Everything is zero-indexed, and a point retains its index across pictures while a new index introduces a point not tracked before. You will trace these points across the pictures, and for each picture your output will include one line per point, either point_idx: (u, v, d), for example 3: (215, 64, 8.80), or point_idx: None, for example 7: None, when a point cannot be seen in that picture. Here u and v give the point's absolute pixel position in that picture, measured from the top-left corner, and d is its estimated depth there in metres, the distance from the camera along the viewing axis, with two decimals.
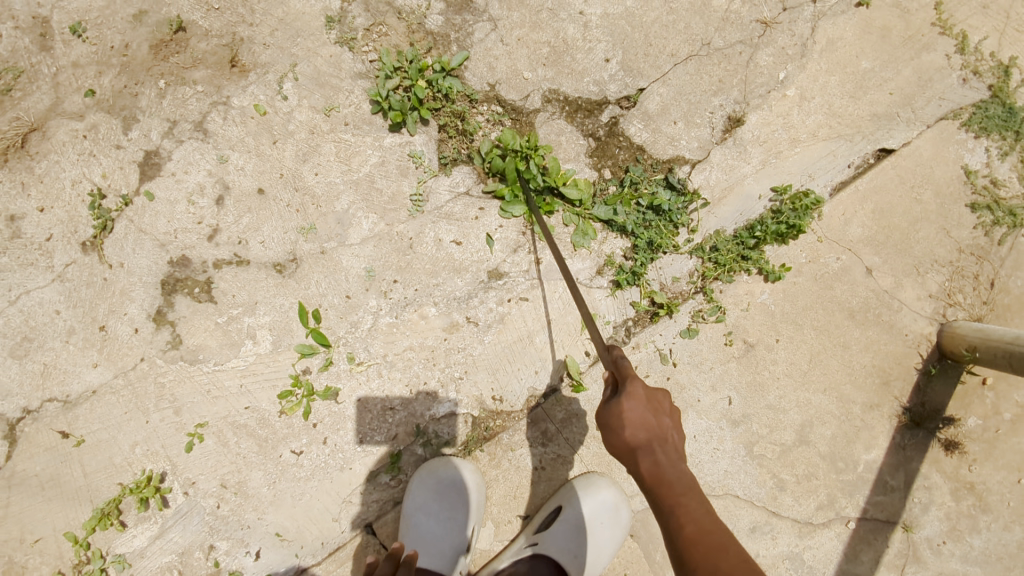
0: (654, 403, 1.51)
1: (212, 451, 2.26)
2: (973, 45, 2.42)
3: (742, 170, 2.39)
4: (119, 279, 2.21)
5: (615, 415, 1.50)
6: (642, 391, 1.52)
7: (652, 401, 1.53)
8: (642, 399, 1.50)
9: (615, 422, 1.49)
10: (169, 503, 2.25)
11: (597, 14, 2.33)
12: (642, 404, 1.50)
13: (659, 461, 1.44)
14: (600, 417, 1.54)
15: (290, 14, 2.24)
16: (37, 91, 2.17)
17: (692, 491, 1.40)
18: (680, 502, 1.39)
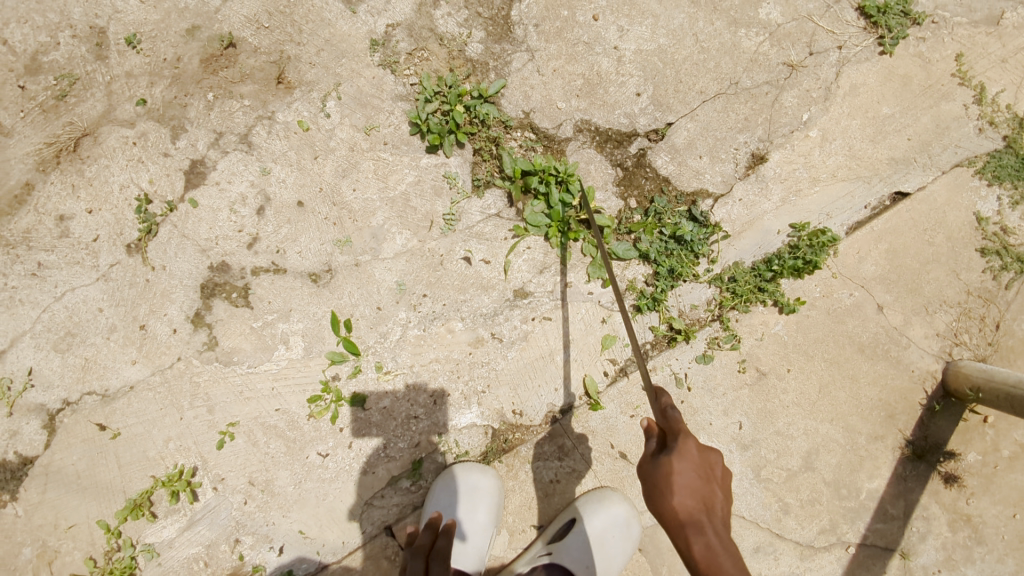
0: (703, 466, 1.56)
1: (242, 450, 2.35)
2: (991, 96, 2.50)
3: (762, 206, 2.49)
4: (161, 281, 2.30)
5: (666, 475, 1.55)
6: (693, 455, 1.58)
7: (702, 467, 1.58)
8: (692, 462, 1.56)
9: (664, 482, 1.54)
10: (198, 498, 2.34)
11: (631, 49, 2.40)
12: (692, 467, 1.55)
13: (709, 540, 1.45)
14: (647, 480, 1.59)
15: (336, 35, 2.31)
16: (91, 97, 2.24)
17: (743, 570, 1.40)
18: (727, 574, 1.40)
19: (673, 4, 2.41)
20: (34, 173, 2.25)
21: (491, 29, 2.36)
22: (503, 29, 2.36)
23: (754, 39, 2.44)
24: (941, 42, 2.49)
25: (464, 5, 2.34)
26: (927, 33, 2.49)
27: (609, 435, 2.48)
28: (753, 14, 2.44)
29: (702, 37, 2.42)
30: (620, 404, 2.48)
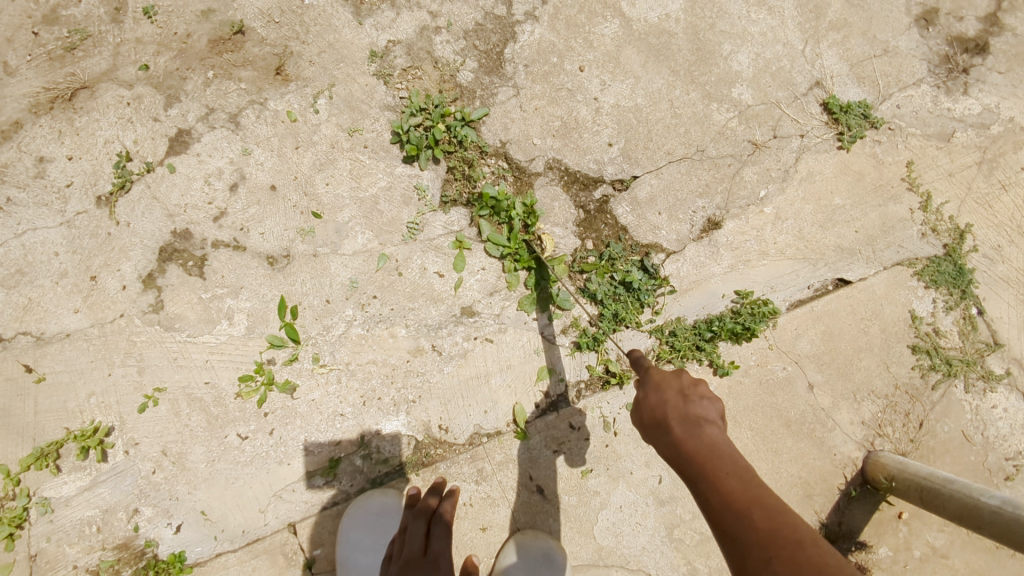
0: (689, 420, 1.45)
1: (162, 418, 2.35)
2: (935, 206, 2.68)
3: (711, 269, 2.61)
4: (122, 236, 2.36)
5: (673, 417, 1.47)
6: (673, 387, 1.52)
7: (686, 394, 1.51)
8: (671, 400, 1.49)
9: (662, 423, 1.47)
10: (107, 459, 2.32)
11: (609, 102, 2.56)
12: (669, 393, 1.52)
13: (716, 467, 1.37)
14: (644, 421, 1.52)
15: (339, 41, 2.45)
16: (97, 54, 2.35)
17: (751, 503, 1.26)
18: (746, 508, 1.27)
19: (655, 68, 2.58)
20: (26, 113, 2.33)
21: (484, 61, 2.51)
22: (494, 63, 2.51)
23: (724, 114, 2.61)
24: (895, 147, 2.67)
25: (463, 35, 2.50)
26: (883, 137, 2.67)
27: (530, 466, 2.50)
28: (727, 90, 2.61)
29: (676, 103, 2.59)
30: (545, 438, 2.52)
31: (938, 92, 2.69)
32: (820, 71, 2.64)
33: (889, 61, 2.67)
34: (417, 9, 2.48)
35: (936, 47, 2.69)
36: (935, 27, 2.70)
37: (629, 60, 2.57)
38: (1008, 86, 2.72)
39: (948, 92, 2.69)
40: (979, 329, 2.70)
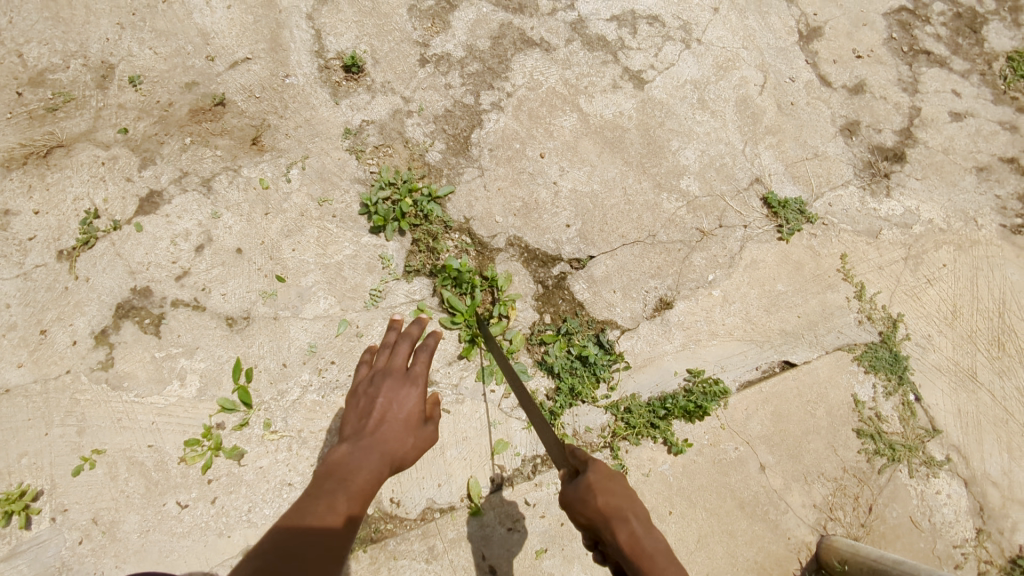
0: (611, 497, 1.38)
1: (97, 483, 2.23)
2: (869, 295, 2.87)
3: (663, 347, 2.69)
4: (79, 291, 2.34)
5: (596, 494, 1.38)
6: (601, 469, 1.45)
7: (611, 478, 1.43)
8: (603, 471, 1.44)
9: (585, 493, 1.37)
10: (31, 526, 2.17)
11: (568, 187, 2.74)
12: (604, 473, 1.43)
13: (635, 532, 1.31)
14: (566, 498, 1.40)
15: (316, 117, 2.60)
16: (78, 116, 2.44)
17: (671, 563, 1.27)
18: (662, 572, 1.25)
19: (609, 158, 2.79)
20: None
21: (451, 143, 2.68)
22: (461, 146, 2.69)
23: (673, 203, 2.81)
24: (829, 240, 2.90)
25: (433, 120, 2.68)
26: (818, 230, 2.90)
27: (483, 545, 2.41)
28: (675, 182, 2.83)
29: (629, 191, 2.78)
30: (500, 514, 2.45)
31: (864, 193, 2.96)
32: (759, 169, 2.90)
33: (819, 164, 2.95)
34: (392, 94, 2.67)
35: (859, 154, 2.99)
36: (858, 137, 3.01)
37: (586, 150, 2.78)
38: (925, 191, 3.01)
39: (873, 194, 2.97)
40: (917, 415, 2.81)
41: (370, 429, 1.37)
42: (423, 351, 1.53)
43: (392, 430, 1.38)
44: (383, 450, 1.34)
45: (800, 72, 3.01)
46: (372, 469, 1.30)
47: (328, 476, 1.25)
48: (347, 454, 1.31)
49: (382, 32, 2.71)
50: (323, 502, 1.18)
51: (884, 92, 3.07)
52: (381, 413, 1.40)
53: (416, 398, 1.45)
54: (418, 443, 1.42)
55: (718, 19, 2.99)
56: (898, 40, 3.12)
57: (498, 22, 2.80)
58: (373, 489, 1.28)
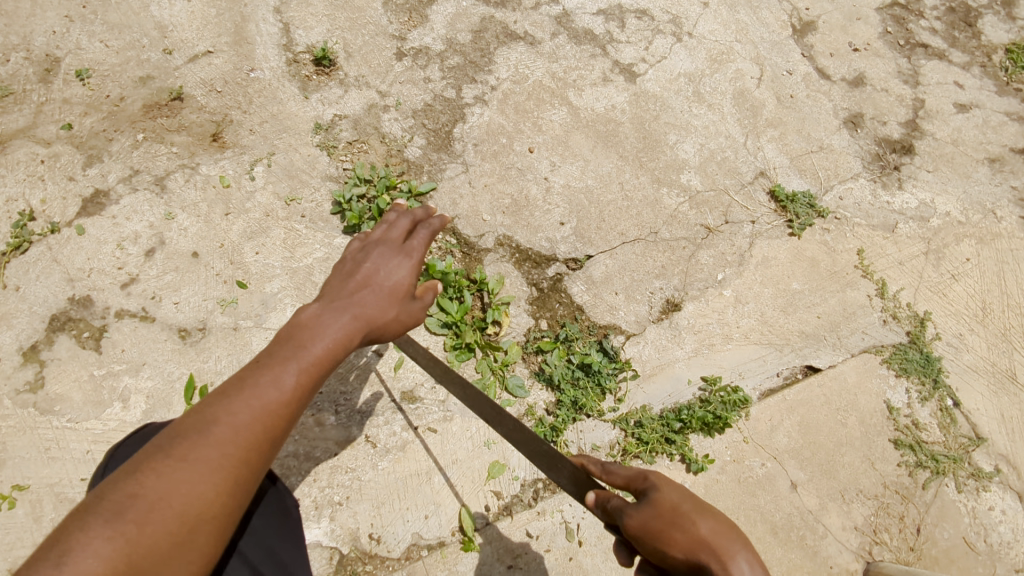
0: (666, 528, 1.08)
1: (16, 526, 1.80)
2: (892, 293, 2.63)
3: (674, 353, 2.41)
4: (7, 302, 2.02)
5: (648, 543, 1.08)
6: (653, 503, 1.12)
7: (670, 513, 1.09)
8: (652, 505, 1.11)
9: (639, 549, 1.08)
10: None
11: (560, 182, 2.52)
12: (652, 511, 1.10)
13: None
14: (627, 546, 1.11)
15: (283, 112, 2.38)
16: (17, 112, 2.20)
17: None
18: None
19: (603, 153, 2.59)
20: None
21: (432, 138, 2.47)
22: (443, 141, 2.47)
23: (674, 199, 2.59)
24: (844, 235, 2.68)
25: (412, 114, 2.47)
26: (831, 225, 2.69)
27: None
28: (675, 176, 2.62)
29: (627, 187, 2.57)
30: (498, 550, 2.06)
31: (875, 186, 2.78)
32: (762, 163, 2.71)
33: (825, 157, 2.77)
34: (366, 88, 2.48)
35: (866, 146, 2.82)
36: (863, 129, 2.85)
37: (578, 145, 2.58)
38: (938, 183, 2.83)
39: (885, 187, 2.78)
40: (959, 422, 2.50)
41: (349, 292, 1.17)
42: (425, 230, 1.31)
43: (372, 297, 1.18)
44: (360, 317, 1.14)
45: (797, 65, 2.88)
46: (341, 337, 1.11)
47: (287, 337, 1.08)
48: (315, 315, 1.11)
49: (356, 26, 2.55)
50: (269, 373, 1.02)
51: (885, 84, 2.93)
52: (363, 280, 1.19)
53: (409, 272, 1.25)
54: (402, 320, 1.22)
55: (707, 15, 2.88)
56: (893, 33, 3.02)
57: (479, 16, 2.66)
58: (336, 361, 1.10)
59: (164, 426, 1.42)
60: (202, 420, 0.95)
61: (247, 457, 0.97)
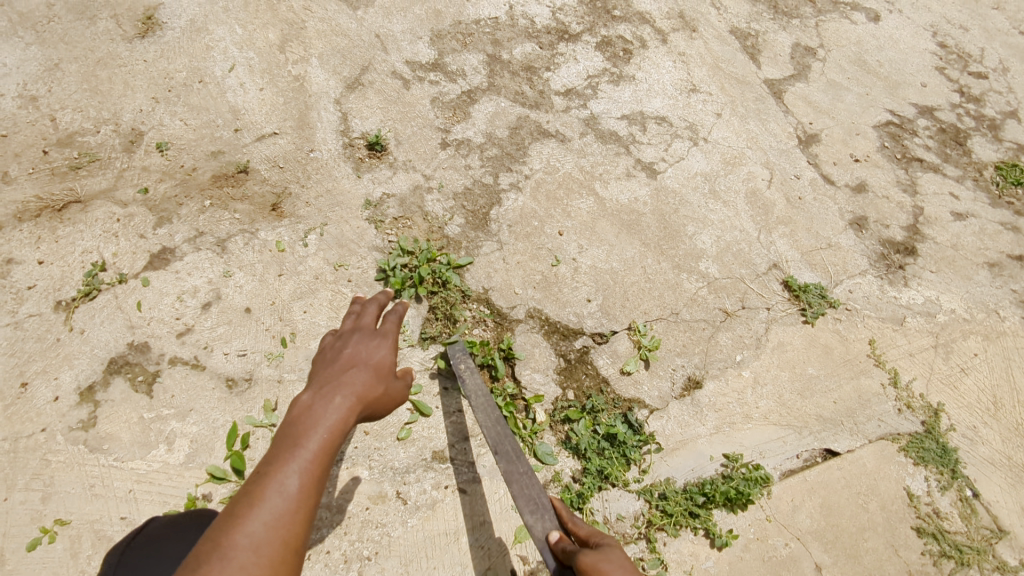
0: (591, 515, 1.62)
1: (55, 560, 1.84)
2: (904, 382, 2.72)
3: (696, 429, 2.47)
4: (71, 343, 2.14)
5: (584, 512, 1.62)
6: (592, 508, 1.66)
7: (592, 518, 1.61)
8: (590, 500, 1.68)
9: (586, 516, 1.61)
10: None
11: (587, 263, 2.70)
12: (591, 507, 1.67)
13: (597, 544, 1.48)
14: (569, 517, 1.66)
15: (337, 188, 2.61)
16: (101, 175, 2.43)
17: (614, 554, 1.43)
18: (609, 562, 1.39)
19: (627, 239, 2.79)
20: (9, 217, 2.30)
21: (471, 218, 2.67)
22: (481, 221, 2.68)
23: (694, 284, 2.76)
24: (855, 325, 2.81)
25: (452, 196, 2.70)
26: (842, 315, 2.83)
27: None
28: (694, 263, 2.80)
29: (649, 270, 2.74)
30: None
31: (882, 282, 2.94)
32: (776, 256, 2.90)
33: (834, 253, 2.96)
34: (413, 172, 2.71)
35: (872, 246, 3.02)
36: (868, 230, 3.06)
37: (604, 231, 2.79)
38: (941, 283, 3.00)
39: (891, 283, 2.94)
40: (979, 513, 2.50)
41: (335, 378, 1.29)
42: (393, 315, 1.55)
43: (357, 379, 1.31)
44: (352, 396, 1.26)
45: (804, 171, 3.14)
46: (338, 418, 1.21)
47: (288, 433, 1.16)
48: (310, 404, 1.22)
49: (405, 118, 2.82)
50: (276, 479, 1.07)
51: (886, 191, 3.18)
52: (343, 367, 1.32)
53: (387, 351, 1.42)
54: (389, 395, 1.37)
55: (721, 124, 3.18)
56: (890, 148, 3.31)
57: (515, 115, 2.95)
58: (343, 434, 1.21)
59: (173, 522, 1.64)
60: (219, 545, 0.98)
61: (282, 561, 1.01)
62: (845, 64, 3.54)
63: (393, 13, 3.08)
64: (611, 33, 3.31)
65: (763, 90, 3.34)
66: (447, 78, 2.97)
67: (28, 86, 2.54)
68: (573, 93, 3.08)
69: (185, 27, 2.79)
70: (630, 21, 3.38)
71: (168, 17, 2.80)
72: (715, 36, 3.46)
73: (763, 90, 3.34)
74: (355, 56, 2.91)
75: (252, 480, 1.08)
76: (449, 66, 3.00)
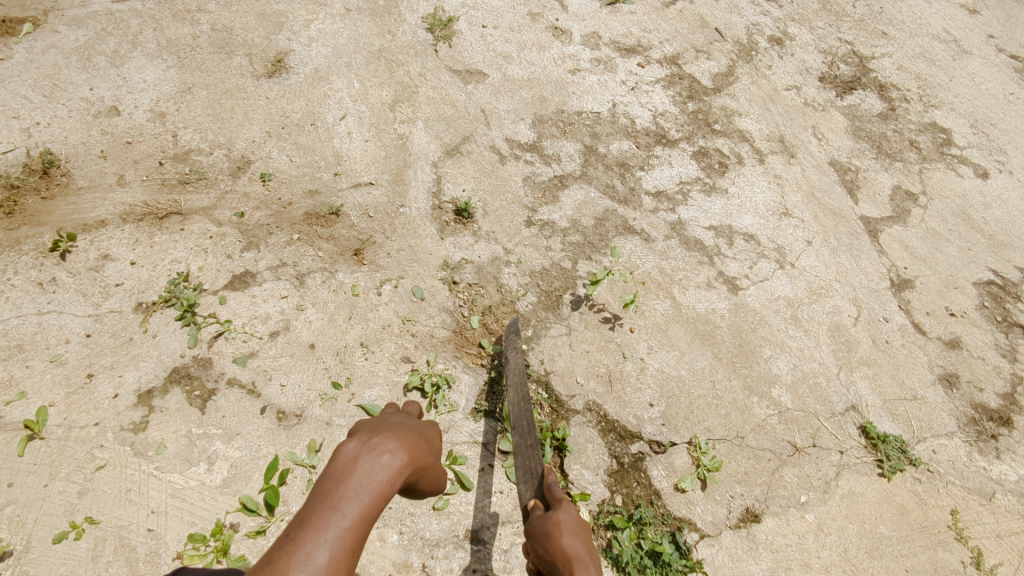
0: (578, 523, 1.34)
1: (75, 558, 1.83)
2: (988, 565, 2.44)
3: (748, 567, 2.26)
4: (142, 345, 2.18)
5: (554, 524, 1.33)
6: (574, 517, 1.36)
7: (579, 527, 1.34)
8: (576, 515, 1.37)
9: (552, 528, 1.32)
10: None
11: (654, 365, 2.58)
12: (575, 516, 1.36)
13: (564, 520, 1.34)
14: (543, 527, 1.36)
15: (419, 245, 2.63)
16: (206, 192, 2.53)
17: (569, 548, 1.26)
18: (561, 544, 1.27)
19: (700, 349, 2.67)
20: (115, 216, 2.40)
21: (543, 298, 2.62)
22: (553, 303, 2.62)
23: (764, 410, 2.59)
24: (936, 489, 2.57)
25: (529, 273, 2.67)
26: (923, 476, 2.60)
27: None
28: (766, 388, 2.65)
29: (718, 386, 2.60)
30: None
31: (971, 448, 2.70)
32: (855, 397, 2.72)
33: (919, 406, 2.76)
34: (494, 243, 2.71)
35: (961, 407, 2.80)
36: (958, 389, 2.85)
37: (676, 336, 2.68)
38: None
39: (981, 451, 2.70)
40: None
41: (385, 432, 1.14)
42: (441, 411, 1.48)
43: (408, 436, 1.15)
44: (404, 453, 1.12)
45: (893, 315, 3.00)
46: (387, 477, 1.06)
47: (326, 491, 1.02)
48: (354, 456, 1.07)
49: (497, 190, 2.86)
50: (304, 544, 0.93)
51: (982, 352, 2.98)
52: (396, 422, 1.19)
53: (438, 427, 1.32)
54: (440, 467, 1.24)
55: (810, 252, 3.09)
56: (990, 308, 3.14)
57: (603, 207, 2.95)
58: (391, 495, 1.05)
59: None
60: None
61: None
62: (947, 215, 3.43)
63: (501, 93, 3.19)
64: (709, 144, 3.32)
65: (857, 226, 3.25)
66: (543, 161, 3.02)
67: (160, 102, 2.71)
68: (663, 196, 3.07)
69: (309, 74, 2.95)
70: (730, 137, 3.39)
71: (296, 62, 2.98)
72: (814, 165, 3.43)
73: (858, 226, 3.25)
74: (459, 125, 3.01)
75: (281, 543, 0.94)
76: (546, 150, 3.06)
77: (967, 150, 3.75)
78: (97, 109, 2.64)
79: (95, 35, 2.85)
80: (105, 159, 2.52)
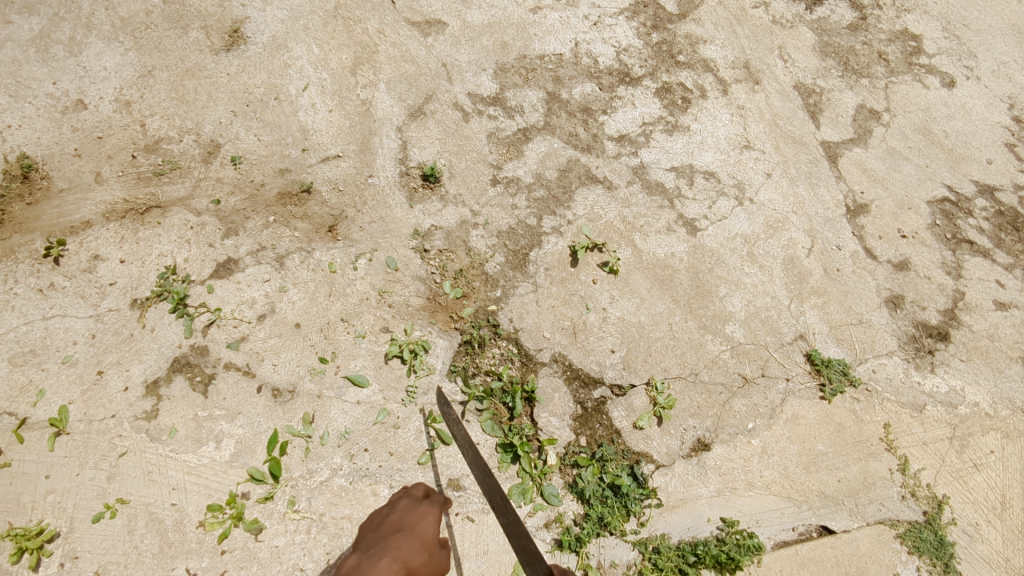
0: None
1: (114, 533, 2.22)
2: (912, 470, 2.78)
3: (698, 490, 2.60)
4: (142, 339, 2.45)
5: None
6: None
7: None
8: None
9: None
10: (39, 567, 2.15)
11: (615, 314, 2.80)
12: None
13: None
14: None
15: (390, 216, 2.77)
16: (180, 183, 2.67)
17: None
18: None
19: (659, 294, 2.87)
20: (98, 216, 2.58)
21: (511, 258, 2.80)
22: (520, 262, 2.80)
23: (717, 346, 2.83)
24: (872, 407, 2.85)
25: (496, 234, 2.82)
26: (861, 395, 2.86)
27: None
28: (721, 325, 2.87)
29: (676, 328, 2.83)
30: None
31: (908, 365, 2.94)
32: (804, 327, 2.93)
33: (863, 330, 2.97)
34: (462, 206, 2.85)
35: (904, 327, 3.01)
36: (903, 310, 3.04)
37: (637, 284, 2.87)
38: (970, 373, 2.97)
39: (917, 368, 2.94)
40: None
41: (383, 547, 1.58)
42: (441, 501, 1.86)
43: (399, 548, 1.57)
44: (394, 559, 1.52)
45: (846, 242, 3.14)
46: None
47: None
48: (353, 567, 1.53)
49: (462, 151, 2.95)
50: None
51: (928, 272, 3.15)
52: (388, 537, 1.62)
53: (432, 521, 1.71)
54: (434, 561, 1.61)
55: (769, 184, 3.20)
56: (941, 227, 3.27)
57: (567, 158, 3.04)
58: None
59: None
60: None
61: None
62: (909, 132, 3.49)
63: (461, 42, 3.18)
64: (672, 78, 3.34)
65: (818, 153, 3.33)
66: (506, 114, 3.07)
67: (124, 90, 2.77)
68: (626, 140, 3.14)
69: (267, 42, 2.96)
70: (694, 68, 3.39)
71: (252, 30, 2.97)
72: (779, 91, 3.45)
73: (818, 153, 3.33)
74: (420, 84, 3.04)
75: None
76: (509, 102, 3.10)
77: (937, 58, 3.73)
78: (63, 104, 2.71)
79: (48, 21, 2.84)
80: (80, 157, 2.65)
